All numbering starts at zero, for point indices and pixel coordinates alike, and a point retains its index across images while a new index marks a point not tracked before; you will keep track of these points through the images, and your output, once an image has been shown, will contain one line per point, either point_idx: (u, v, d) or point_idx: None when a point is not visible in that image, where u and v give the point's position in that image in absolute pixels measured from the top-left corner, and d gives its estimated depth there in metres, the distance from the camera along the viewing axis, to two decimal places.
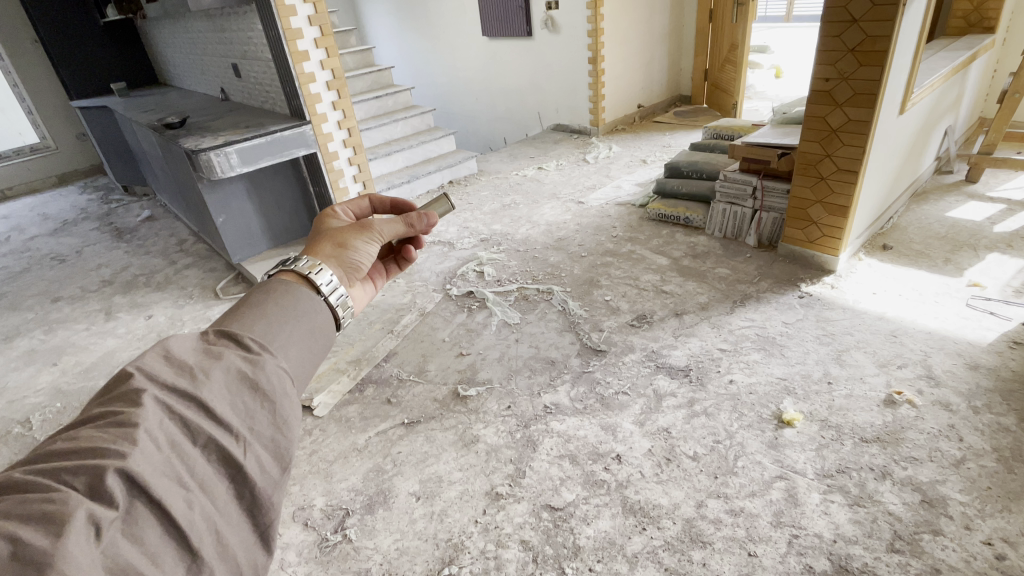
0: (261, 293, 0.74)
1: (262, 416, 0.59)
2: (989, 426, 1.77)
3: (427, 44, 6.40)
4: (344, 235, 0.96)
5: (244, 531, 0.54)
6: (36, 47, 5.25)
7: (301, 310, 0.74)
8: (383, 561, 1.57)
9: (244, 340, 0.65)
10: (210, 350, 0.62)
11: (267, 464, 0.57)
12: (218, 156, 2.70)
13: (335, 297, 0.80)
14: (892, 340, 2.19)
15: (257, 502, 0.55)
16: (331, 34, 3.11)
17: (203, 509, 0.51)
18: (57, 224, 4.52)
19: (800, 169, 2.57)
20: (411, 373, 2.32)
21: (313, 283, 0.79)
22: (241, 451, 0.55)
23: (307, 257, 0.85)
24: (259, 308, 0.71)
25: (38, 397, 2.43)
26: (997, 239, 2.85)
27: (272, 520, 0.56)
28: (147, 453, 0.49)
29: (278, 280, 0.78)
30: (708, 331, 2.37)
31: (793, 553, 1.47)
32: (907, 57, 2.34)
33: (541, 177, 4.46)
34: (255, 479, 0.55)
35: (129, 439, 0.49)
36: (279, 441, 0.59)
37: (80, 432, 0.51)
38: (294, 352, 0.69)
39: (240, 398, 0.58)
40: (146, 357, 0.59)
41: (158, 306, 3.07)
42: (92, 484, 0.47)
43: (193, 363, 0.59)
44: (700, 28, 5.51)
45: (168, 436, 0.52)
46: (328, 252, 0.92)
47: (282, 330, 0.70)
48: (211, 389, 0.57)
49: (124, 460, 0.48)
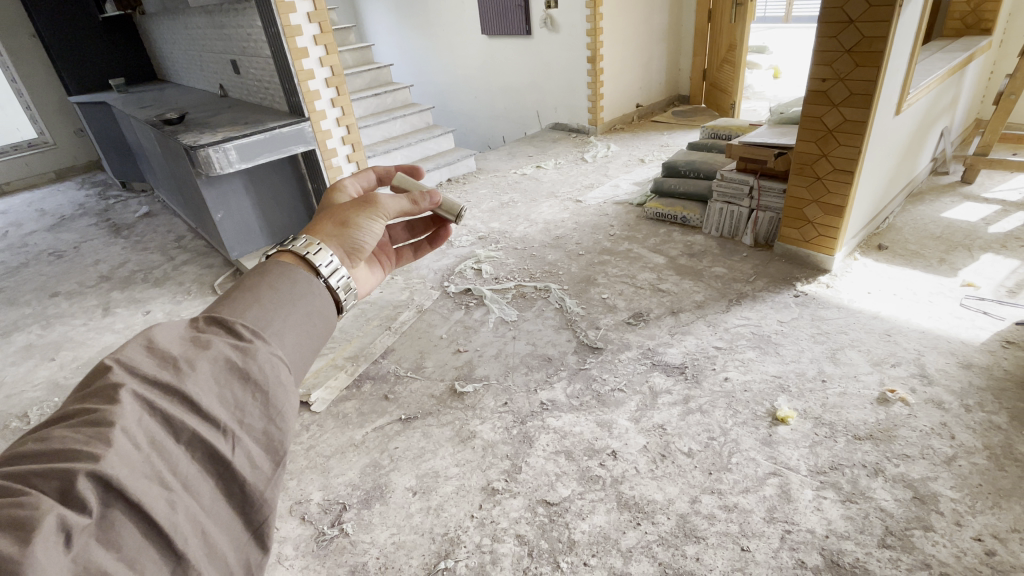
0: (255, 275, 0.76)
1: (252, 408, 0.60)
2: (981, 424, 1.79)
3: (426, 42, 6.41)
4: (350, 212, 0.97)
5: (235, 528, 0.56)
6: (35, 42, 5.24)
7: (298, 294, 0.75)
8: (379, 555, 1.59)
9: (234, 327, 0.66)
10: (198, 338, 0.63)
11: (257, 458, 0.58)
12: (217, 152, 2.70)
13: (335, 279, 0.82)
14: (886, 340, 2.21)
15: (248, 499, 0.57)
16: (331, 31, 3.11)
17: (187, 510, 0.51)
18: (55, 220, 4.51)
19: (795, 168, 2.59)
20: (408, 370, 2.33)
21: (311, 263, 0.81)
22: (229, 448, 0.57)
23: (305, 236, 0.86)
24: (252, 293, 0.72)
25: (36, 392, 2.43)
26: (992, 240, 2.87)
27: (267, 517, 0.57)
28: (123, 455, 0.50)
29: (277, 259, 0.79)
30: (704, 329, 2.39)
31: (786, 549, 1.49)
32: (903, 58, 2.36)
33: (539, 176, 4.48)
34: (244, 475, 0.56)
35: (104, 440, 0.50)
36: (270, 434, 0.60)
37: (53, 433, 0.52)
38: (290, 338, 0.70)
39: (228, 390, 0.59)
40: (130, 348, 0.60)
41: (155, 302, 3.07)
42: (64, 489, 0.47)
43: (177, 354, 0.60)
44: (700, 28, 5.53)
45: (147, 434, 0.53)
46: (332, 229, 0.93)
47: (277, 316, 0.71)
48: (195, 382, 0.58)
49: (97, 462, 0.48)
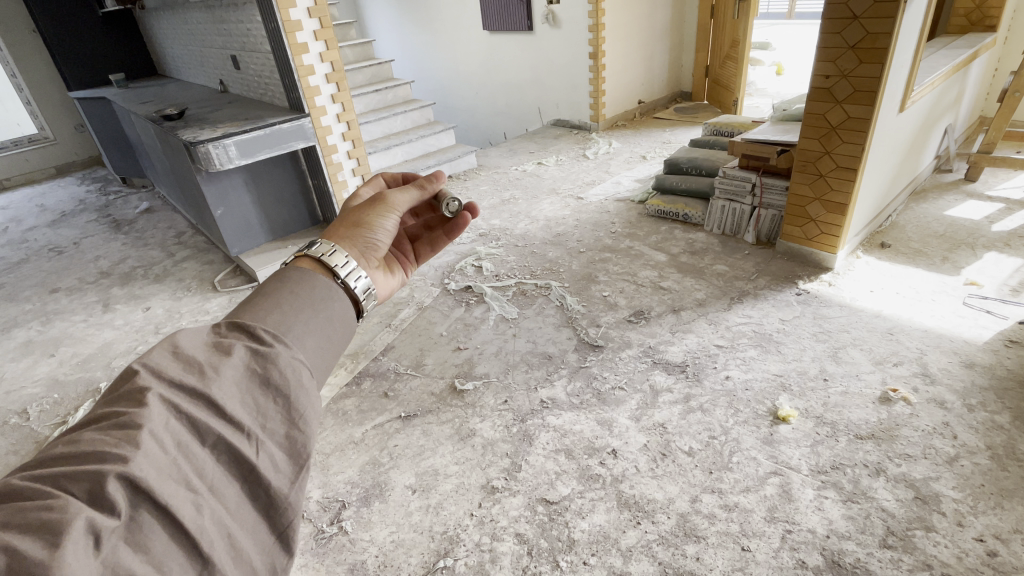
0: (276, 282, 0.76)
1: (275, 413, 0.59)
2: (983, 423, 1.78)
3: (427, 38, 6.38)
4: (363, 214, 0.97)
5: (260, 533, 0.54)
6: (35, 37, 5.23)
7: (318, 299, 0.75)
8: (378, 553, 1.58)
9: (256, 331, 0.66)
10: (220, 343, 0.63)
11: (280, 462, 0.57)
12: (217, 148, 2.69)
13: (352, 280, 0.82)
14: (888, 338, 2.19)
15: (273, 502, 0.56)
16: (331, 26, 3.08)
17: (213, 513, 0.50)
18: (55, 216, 4.50)
19: (799, 166, 2.57)
20: (408, 367, 2.33)
21: (328, 266, 0.82)
22: (252, 451, 0.56)
23: (324, 241, 0.87)
24: (273, 299, 0.73)
25: (36, 388, 2.43)
26: (995, 238, 2.85)
27: (291, 522, 0.56)
28: (151, 458, 0.49)
29: (296, 266, 0.80)
30: (705, 327, 2.38)
31: (787, 548, 1.48)
32: (907, 54, 2.33)
33: (540, 172, 4.46)
34: (268, 479, 0.55)
35: (131, 443, 0.49)
36: (294, 438, 0.59)
37: (82, 436, 0.51)
38: (311, 342, 0.70)
39: (250, 395, 0.59)
40: (154, 353, 0.60)
41: (156, 298, 3.07)
42: (93, 491, 0.46)
43: (201, 359, 0.60)
44: (702, 24, 5.49)
45: (174, 437, 0.52)
46: (344, 236, 0.92)
47: (298, 320, 0.71)
48: (220, 386, 0.57)
49: (125, 465, 0.48)
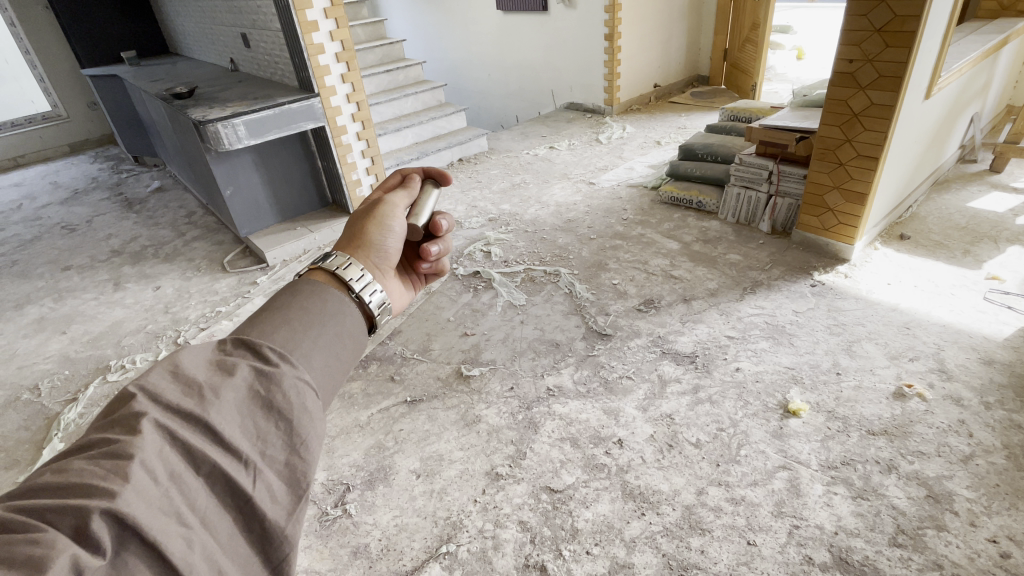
0: (288, 295, 0.76)
1: (275, 439, 0.59)
2: (1001, 422, 1.73)
3: (440, 18, 6.29)
4: (360, 215, 1.02)
5: (254, 567, 0.53)
6: (48, 14, 5.21)
7: (328, 314, 0.75)
8: (382, 536, 1.59)
9: (262, 349, 0.65)
10: (223, 363, 0.62)
11: (278, 492, 0.57)
12: (226, 127, 2.67)
13: (367, 294, 0.82)
14: (904, 332, 2.14)
15: (269, 535, 0.54)
16: (341, 4, 2.99)
17: (204, 548, 0.49)
18: (69, 194, 4.53)
19: (818, 154, 2.50)
20: (415, 352, 2.32)
21: (342, 279, 0.82)
22: (250, 481, 0.55)
23: (337, 253, 0.87)
24: (282, 315, 0.72)
25: (47, 363, 2.46)
26: (1020, 232, 2.76)
27: (288, 555, 0.55)
28: (141, 490, 0.48)
29: (310, 278, 0.81)
30: (716, 317, 2.34)
31: (793, 544, 1.46)
32: (935, 40, 2.24)
33: (552, 157, 4.39)
34: (265, 509, 0.55)
35: (122, 476, 0.48)
36: (294, 466, 0.59)
37: (72, 465, 0.50)
38: (318, 360, 0.69)
39: (251, 421, 0.58)
40: (153, 373, 0.59)
41: (165, 278, 3.08)
42: (79, 527, 0.45)
43: (202, 381, 0.59)
44: (722, 6, 5.33)
45: (167, 466, 0.51)
46: (355, 244, 0.96)
47: (306, 337, 0.70)
48: (218, 411, 0.57)
49: (113, 500, 0.46)
